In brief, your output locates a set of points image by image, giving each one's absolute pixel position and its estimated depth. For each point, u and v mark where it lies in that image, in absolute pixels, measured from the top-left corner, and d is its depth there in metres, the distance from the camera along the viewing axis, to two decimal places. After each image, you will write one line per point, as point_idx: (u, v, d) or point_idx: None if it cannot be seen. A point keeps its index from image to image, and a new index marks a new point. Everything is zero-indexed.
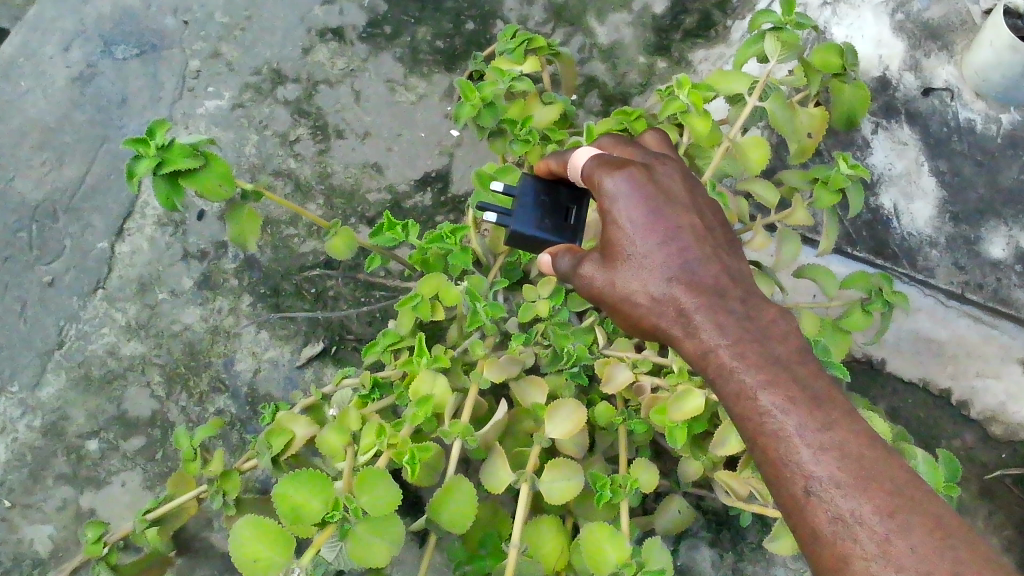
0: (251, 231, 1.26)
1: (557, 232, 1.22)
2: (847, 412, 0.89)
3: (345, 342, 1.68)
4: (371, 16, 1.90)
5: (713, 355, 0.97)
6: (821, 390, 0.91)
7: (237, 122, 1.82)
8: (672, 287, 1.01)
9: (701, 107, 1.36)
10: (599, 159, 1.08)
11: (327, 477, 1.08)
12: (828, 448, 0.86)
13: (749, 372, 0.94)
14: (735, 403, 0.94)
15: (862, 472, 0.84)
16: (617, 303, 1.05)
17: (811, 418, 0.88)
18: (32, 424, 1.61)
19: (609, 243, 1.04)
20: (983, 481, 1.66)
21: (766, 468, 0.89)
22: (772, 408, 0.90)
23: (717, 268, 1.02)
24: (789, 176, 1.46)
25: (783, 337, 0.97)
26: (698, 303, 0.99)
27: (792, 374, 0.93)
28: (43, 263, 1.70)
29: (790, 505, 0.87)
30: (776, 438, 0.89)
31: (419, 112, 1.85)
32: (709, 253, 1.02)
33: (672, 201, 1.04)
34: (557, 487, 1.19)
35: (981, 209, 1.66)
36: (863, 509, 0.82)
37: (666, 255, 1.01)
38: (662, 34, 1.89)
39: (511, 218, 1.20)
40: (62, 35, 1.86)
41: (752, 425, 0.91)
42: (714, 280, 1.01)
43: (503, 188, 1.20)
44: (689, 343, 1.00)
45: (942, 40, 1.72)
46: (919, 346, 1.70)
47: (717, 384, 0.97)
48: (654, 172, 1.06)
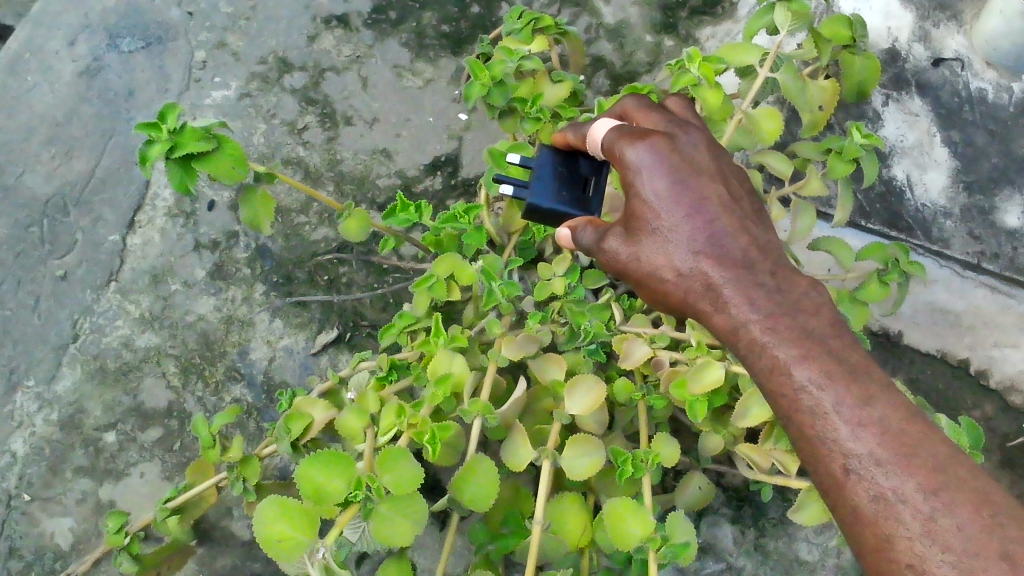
0: (265, 215, 1.25)
1: (575, 204, 1.21)
2: (886, 385, 0.88)
3: (360, 328, 1.68)
4: (376, 2, 1.90)
5: (745, 330, 0.97)
6: (857, 363, 0.90)
7: (244, 112, 1.82)
8: (699, 261, 1.00)
9: (712, 80, 1.35)
10: (620, 129, 1.06)
11: (350, 457, 1.08)
12: (868, 424, 0.85)
13: (782, 347, 0.93)
14: (768, 377, 0.94)
15: (904, 449, 0.83)
16: (644, 278, 1.04)
17: (849, 394, 0.87)
18: (49, 418, 1.61)
19: (634, 218, 1.03)
20: (1005, 450, 1.65)
21: (803, 444, 0.89)
22: (808, 383, 0.90)
23: (746, 240, 1.01)
24: (801, 149, 1.45)
25: (816, 310, 0.96)
26: (727, 278, 0.99)
27: (827, 348, 0.92)
28: (55, 257, 1.70)
29: (830, 483, 0.86)
30: (812, 414, 0.88)
31: (427, 97, 1.84)
32: (738, 225, 1.01)
33: (698, 171, 1.02)
34: (580, 463, 1.19)
35: (995, 177, 1.66)
36: (905, 487, 0.81)
37: (694, 230, 1.00)
38: (668, 13, 1.88)
39: (529, 191, 1.20)
40: (67, 30, 1.86)
41: (788, 400, 0.91)
42: (743, 253, 1.00)
43: (520, 162, 1.21)
44: (719, 318, 1.00)
45: (952, 10, 1.72)
46: (935, 316, 1.68)
47: (749, 359, 0.96)
48: (677, 142, 1.04)
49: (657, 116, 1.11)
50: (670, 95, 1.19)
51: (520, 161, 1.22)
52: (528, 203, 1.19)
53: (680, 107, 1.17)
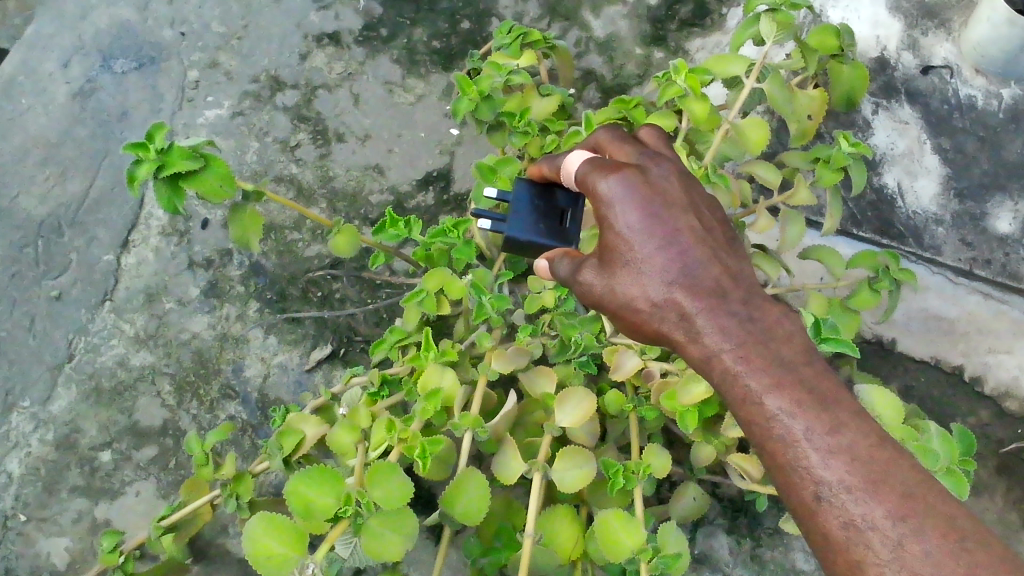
0: (254, 233, 1.25)
1: (551, 236, 1.22)
2: (856, 412, 0.87)
3: (354, 344, 1.67)
4: (367, 19, 1.92)
5: (717, 359, 0.96)
6: (828, 391, 0.89)
7: (237, 130, 1.83)
8: (672, 291, 0.99)
9: (699, 91, 1.36)
10: (593, 162, 1.06)
11: (338, 473, 1.08)
12: (838, 452, 0.84)
13: (753, 376, 0.92)
14: (741, 407, 0.93)
15: (874, 475, 0.82)
16: (619, 308, 1.03)
17: (820, 422, 0.86)
18: (45, 438, 1.62)
19: (607, 249, 1.03)
20: (1001, 457, 1.62)
21: (775, 473, 0.88)
22: (779, 412, 0.89)
23: (718, 268, 1.00)
24: (791, 159, 1.46)
25: (788, 337, 0.95)
26: (699, 306, 0.98)
27: (798, 375, 0.91)
28: (51, 277, 1.71)
29: (802, 512, 0.85)
30: (783, 443, 0.87)
31: (419, 113, 1.85)
32: (709, 253, 1.01)
33: (669, 201, 1.02)
34: (571, 475, 1.19)
35: (985, 184, 1.66)
36: (874, 513, 0.80)
37: (666, 259, 0.99)
38: (658, 25, 1.89)
39: (506, 224, 1.20)
40: (61, 52, 1.89)
41: (760, 430, 0.90)
42: (715, 281, 0.99)
43: (496, 195, 1.21)
44: (693, 348, 0.99)
45: (939, 18, 1.73)
46: (930, 324, 1.66)
47: (723, 390, 0.95)
48: (649, 173, 1.04)
49: (631, 148, 1.12)
50: (646, 126, 1.19)
51: (496, 196, 1.23)
52: (505, 235, 1.20)
53: (653, 136, 1.16)
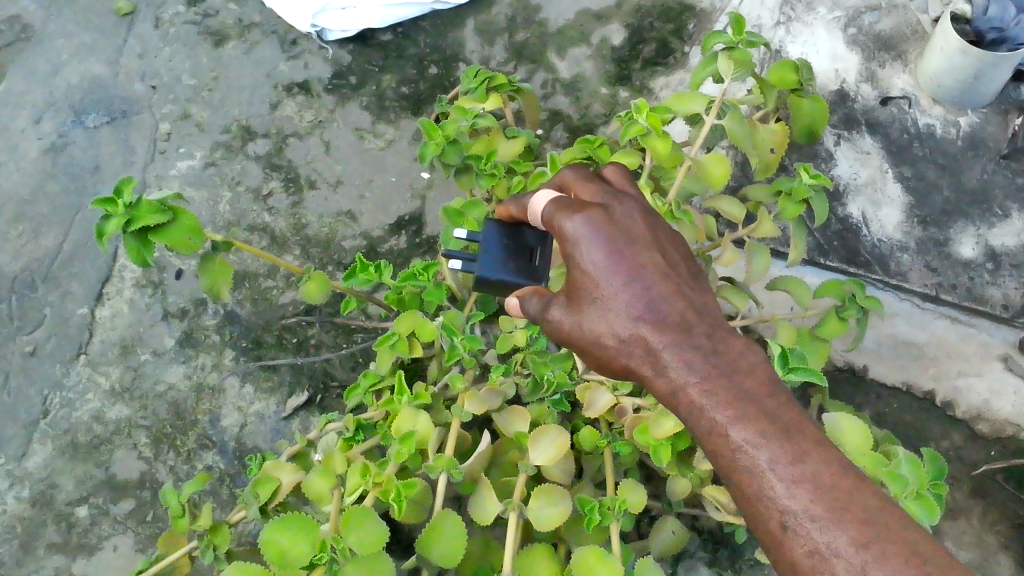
0: (224, 282, 1.25)
1: (522, 274, 1.23)
2: (819, 442, 0.89)
3: (331, 389, 1.67)
4: (337, 68, 1.95)
5: (683, 393, 0.97)
6: (791, 422, 0.90)
7: (209, 181, 1.85)
8: (639, 327, 1.00)
9: (660, 129, 1.38)
10: (557, 201, 1.07)
11: (313, 520, 1.08)
12: (802, 481, 0.85)
13: (719, 409, 0.93)
14: (708, 440, 0.94)
15: (837, 503, 0.83)
16: (586, 344, 1.04)
17: (784, 452, 0.87)
18: (21, 495, 1.61)
19: (574, 286, 1.03)
20: (973, 479, 1.60)
21: (742, 503, 0.89)
22: (744, 444, 0.89)
23: (682, 303, 1.01)
24: (755, 192, 1.48)
25: (751, 369, 0.96)
26: (666, 341, 0.99)
27: (762, 407, 0.92)
28: (25, 332, 1.72)
29: (770, 541, 0.86)
30: (749, 474, 0.88)
31: (389, 157, 1.87)
32: (674, 288, 1.02)
33: (633, 238, 1.03)
34: (547, 513, 1.19)
35: (947, 211, 1.69)
36: (839, 541, 0.81)
37: (631, 296, 1.00)
38: (622, 65, 1.92)
39: (475, 264, 1.22)
40: (33, 109, 1.92)
41: (726, 461, 0.91)
42: (680, 316, 1.00)
43: (465, 236, 1.22)
44: (660, 382, 0.99)
45: (896, 50, 1.78)
46: (899, 350, 1.67)
47: (690, 423, 0.96)
48: (613, 212, 1.05)
49: (594, 186, 1.12)
50: (611, 164, 1.20)
51: (466, 235, 1.24)
52: (476, 275, 1.21)
53: (618, 175, 1.17)
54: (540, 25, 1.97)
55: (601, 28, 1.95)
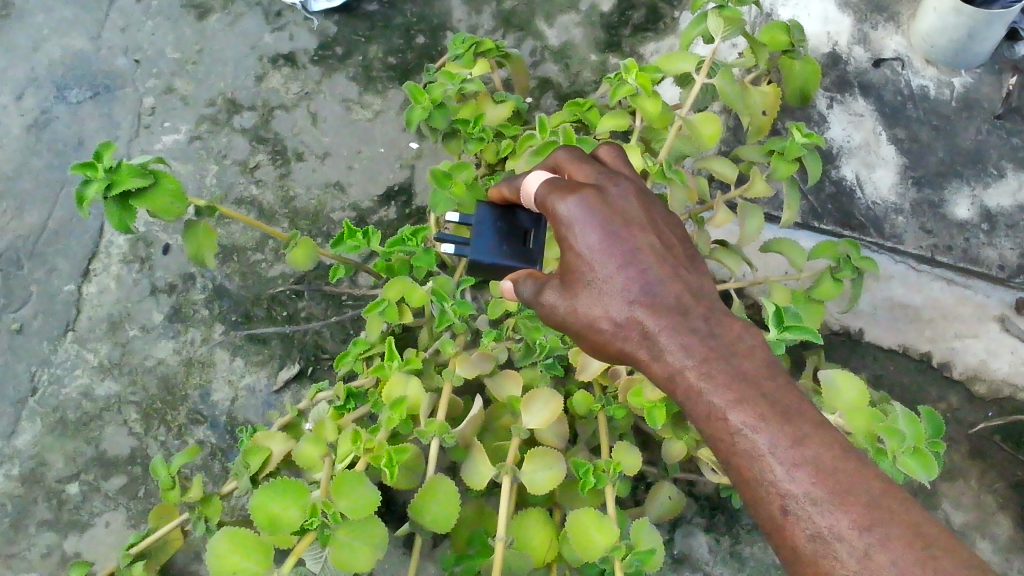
0: (209, 249, 1.23)
1: (516, 257, 1.21)
2: (819, 424, 0.84)
3: (321, 361, 1.66)
4: (322, 39, 1.93)
5: (680, 377, 0.92)
6: (791, 403, 0.86)
7: (195, 155, 1.83)
8: (635, 310, 0.96)
9: (650, 89, 1.36)
10: (551, 183, 1.04)
11: (303, 484, 1.06)
12: (802, 464, 0.81)
13: (717, 392, 0.89)
14: (706, 425, 0.89)
15: (839, 485, 0.79)
16: (583, 330, 1.00)
17: (783, 434, 0.83)
18: (10, 473, 1.59)
19: (568, 269, 1.00)
20: (971, 440, 1.59)
21: (742, 488, 0.85)
22: (743, 427, 0.85)
23: (679, 285, 0.97)
24: (747, 153, 1.46)
25: (750, 352, 0.91)
26: (662, 324, 0.95)
27: (760, 389, 0.87)
28: (11, 310, 1.70)
29: (771, 527, 0.82)
30: (748, 458, 0.84)
31: (377, 128, 1.84)
32: (671, 271, 0.98)
33: (629, 220, 1.00)
34: (541, 476, 1.18)
35: (942, 172, 1.66)
36: (840, 524, 0.77)
37: (626, 278, 0.97)
38: (612, 31, 1.90)
39: (469, 248, 1.20)
40: (15, 85, 1.89)
41: (725, 445, 0.86)
42: (676, 298, 0.96)
43: (457, 219, 1.20)
44: (656, 366, 0.95)
45: (889, 12, 1.75)
46: (896, 313, 1.66)
47: (688, 407, 0.91)
48: (607, 193, 1.02)
49: (588, 166, 1.08)
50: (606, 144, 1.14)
51: (458, 218, 1.22)
52: (469, 259, 1.19)
53: (614, 156, 1.11)
54: None
55: None
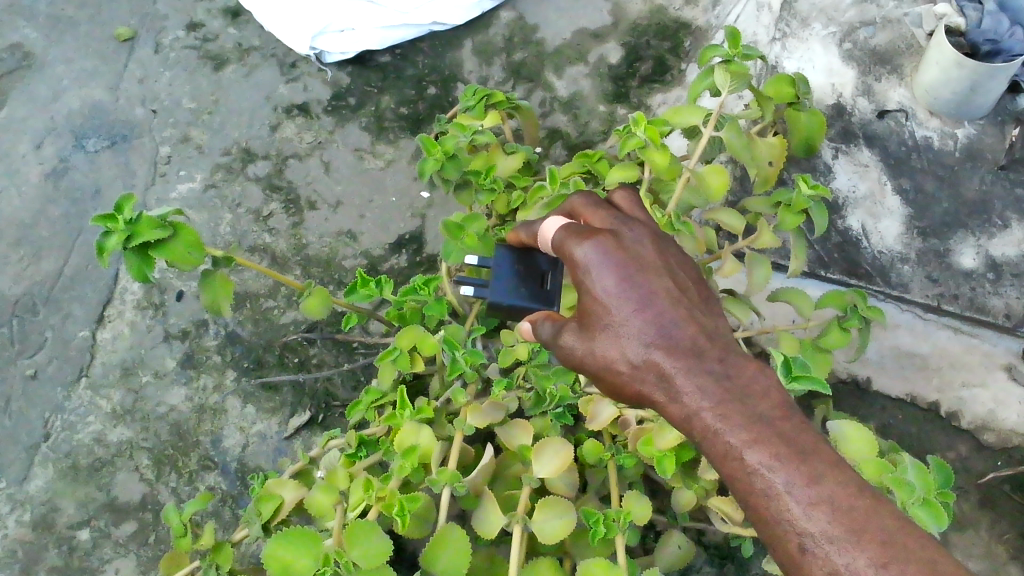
0: (225, 298, 1.25)
1: (533, 299, 1.24)
2: (835, 462, 0.85)
3: (333, 409, 1.66)
4: (336, 89, 1.97)
5: (697, 418, 0.93)
6: (806, 442, 0.87)
7: (210, 203, 1.86)
8: (651, 353, 0.96)
9: (658, 142, 1.39)
10: (568, 229, 1.04)
11: (316, 535, 1.08)
12: (819, 502, 0.82)
13: (733, 432, 0.89)
14: (724, 465, 0.90)
15: (855, 523, 0.80)
16: (600, 372, 1.00)
17: (799, 473, 0.84)
18: (22, 519, 1.60)
19: (586, 312, 1.00)
20: (979, 489, 1.59)
21: (760, 527, 0.85)
22: (759, 466, 0.86)
23: (693, 327, 0.97)
24: (754, 204, 1.48)
25: (764, 392, 0.92)
26: (678, 366, 0.95)
27: (775, 428, 0.88)
28: (26, 356, 1.72)
29: (790, 564, 0.83)
30: (766, 497, 0.84)
31: (389, 177, 1.87)
32: (686, 313, 0.98)
33: (645, 264, 0.99)
34: (552, 525, 1.18)
35: (947, 221, 1.68)
36: (857, 561, 0.78)
37: (643, 321, 0.96)
38: (620, 83, 1.93)
39: (487, 289, 1.23)
40: (35, 134, 1.94)
41: (742, 485, 0.87)
42: (691, 339, 0.96)
43: (476, 263, 1.24)
44: (673, 407, 0.95)
45: (891, 64, 1.78)
46: (902, 362, 1.66)
47: (705, 447, 0.92)
48: (623, 238, 1.02)
49: (605, 213, 1.09)
50: (619, 191, 1.16)
51: (479, 263, 1.26)
52: (487, 300, 1.23)
53: (628, 201, 1.14)
54: (537, 45, 1.99)
55: (597, 47, 1.97)
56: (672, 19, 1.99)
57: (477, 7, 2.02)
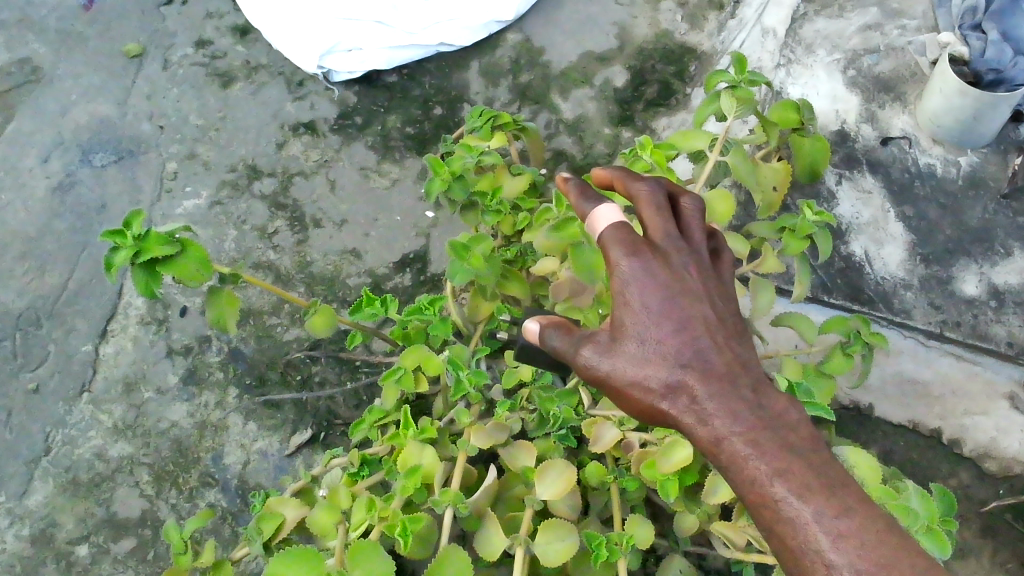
0: (231, 316, 1.25)
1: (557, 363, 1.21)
2: (868, 500, 0.81)
3: (334, 427, 1.65)
4: (343, 108, 1.98)
5: (725, 445, 0.86)
6: (838, 478, 0.82)
7: (215, 219, 1.86)
8: (683, 375, 0.89)
9: (665, 166, 1.39)
10: (616, 231, 0.96)
11: (320, 554, 1.08)
12: (850, 537, 0.77)
13: (765, 460, 0.83)
14: (751, 494, 0.84)
15: (887, 562, 0.76)
16: (622, 391, 0.93)
17: (830, 506, 0.79)
18: (20, 534, 1.60)
19: (617, 326, 0.93)
20: (982, 517, 1.58)
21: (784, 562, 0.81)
22: (788, 497, 0.81)
23: (730, 354, 0.91)
24: (758, 229, 1.48)
25: (798, 426, 0.87)
26: (710, 389, 0.88)
27: (808, 460, 0.83)
28: (28, 370, 1.72)
29: None
30: (794, 529, 0.80)
31: (394, 197, 1.88)
32: (724, 340, 0.92)
33: (688, 284, 0.93)
34: (554, 548, 1.17)
35: (950, 249, 1.68)
36: None
37: (679, 342, 0.90)
38: (625, 106, 1.94)
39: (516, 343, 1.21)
40: (42, 148, 1.95)
41: (768, 517, 0.82)
42: (726, 365, 0.89)
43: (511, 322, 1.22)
44: (699, 434, 0.88)
45: (895, 91, 1.80)
46: (904, 388, 1.66)
47: (729, 477, 0.86)
48: (669, 252, 0.95)
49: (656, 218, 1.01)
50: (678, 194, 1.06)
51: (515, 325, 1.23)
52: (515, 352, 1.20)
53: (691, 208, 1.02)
54: (543, 67, 2.00)
55: (603, 71, 1.99)
56: (678, 44, 2.01)
57: (484, 29, 2.04)
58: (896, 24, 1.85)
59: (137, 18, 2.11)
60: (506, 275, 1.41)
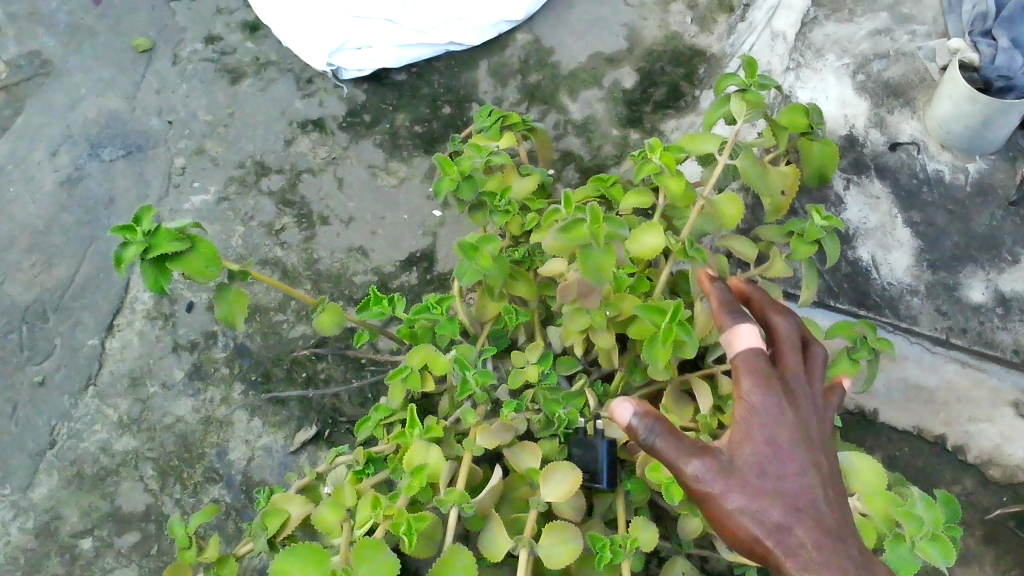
0: (240, 312, 1.25)
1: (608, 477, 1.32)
2: None
3: (339, 424, 1.65)
4: (351, 106, 1.98)
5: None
6: None
7: (223, 215, 1.86)
8: (794, 519, 0.93)
9: (674, 168, 1.39)
10: (755, 358, 1.04)
11: (324, 552, 1.07)
12: None
13: None
14: None
15: None
16: (726, 516, 0.96)
17: None
18: (25, 526, 1.60)
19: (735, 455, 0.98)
20: (986, 524, 1.60)
21: None
22: None
23: (836, 512, 0.95)
24: (766, 233, 1.48)
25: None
26: (818, 537, 0.92)
27: None
28: (34, 362, 1.73)
29: None
30: None
31: (402, 195, 1.88)
32: (832, 496, 0.96)
33: (810, 438, 0.99)
34: (559, 550, 1.17)
35: (957, 255, 1.68)
36: None
37: (796, 489, 0.95)
38: (633, 107, 1.94)
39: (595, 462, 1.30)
40: (51, 142, 1.96)
41: None
42: (837, 522, 0.93)
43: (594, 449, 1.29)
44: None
45: (904, 97, 1.79)
46: (910, 394, 1.66)
47: None
48: (797, 403, 1.01)
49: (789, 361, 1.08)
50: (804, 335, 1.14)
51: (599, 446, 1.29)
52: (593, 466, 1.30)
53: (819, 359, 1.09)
54: (552, 68, 2.00)
55: (612, 72, 1.99)
56: (687, 46, 2.02)
57: (493, 29, 2.04)
58: (906, 29, 1.85)
59: (146, 13, 2.11)
60: (513, 275, 1.41)
